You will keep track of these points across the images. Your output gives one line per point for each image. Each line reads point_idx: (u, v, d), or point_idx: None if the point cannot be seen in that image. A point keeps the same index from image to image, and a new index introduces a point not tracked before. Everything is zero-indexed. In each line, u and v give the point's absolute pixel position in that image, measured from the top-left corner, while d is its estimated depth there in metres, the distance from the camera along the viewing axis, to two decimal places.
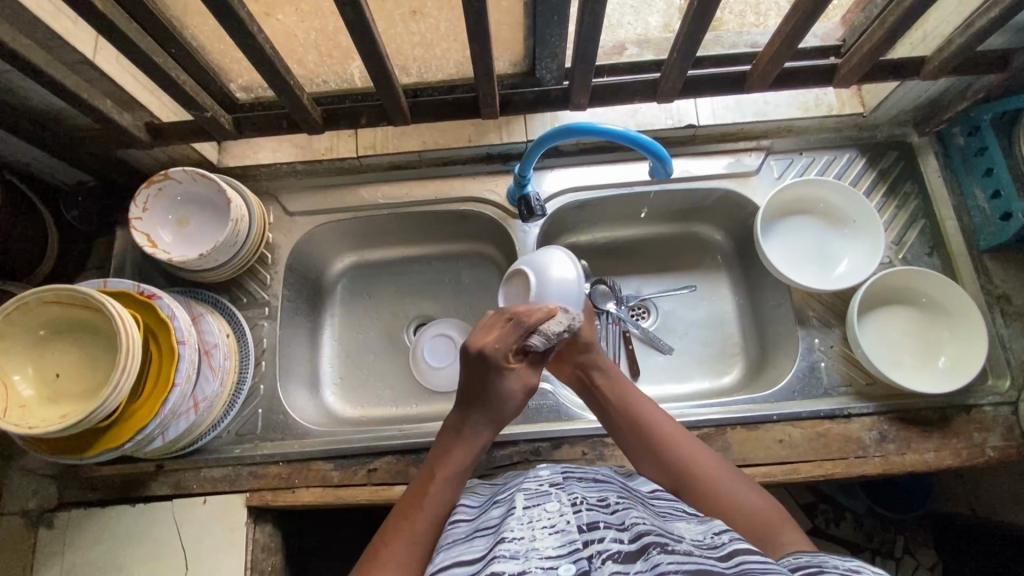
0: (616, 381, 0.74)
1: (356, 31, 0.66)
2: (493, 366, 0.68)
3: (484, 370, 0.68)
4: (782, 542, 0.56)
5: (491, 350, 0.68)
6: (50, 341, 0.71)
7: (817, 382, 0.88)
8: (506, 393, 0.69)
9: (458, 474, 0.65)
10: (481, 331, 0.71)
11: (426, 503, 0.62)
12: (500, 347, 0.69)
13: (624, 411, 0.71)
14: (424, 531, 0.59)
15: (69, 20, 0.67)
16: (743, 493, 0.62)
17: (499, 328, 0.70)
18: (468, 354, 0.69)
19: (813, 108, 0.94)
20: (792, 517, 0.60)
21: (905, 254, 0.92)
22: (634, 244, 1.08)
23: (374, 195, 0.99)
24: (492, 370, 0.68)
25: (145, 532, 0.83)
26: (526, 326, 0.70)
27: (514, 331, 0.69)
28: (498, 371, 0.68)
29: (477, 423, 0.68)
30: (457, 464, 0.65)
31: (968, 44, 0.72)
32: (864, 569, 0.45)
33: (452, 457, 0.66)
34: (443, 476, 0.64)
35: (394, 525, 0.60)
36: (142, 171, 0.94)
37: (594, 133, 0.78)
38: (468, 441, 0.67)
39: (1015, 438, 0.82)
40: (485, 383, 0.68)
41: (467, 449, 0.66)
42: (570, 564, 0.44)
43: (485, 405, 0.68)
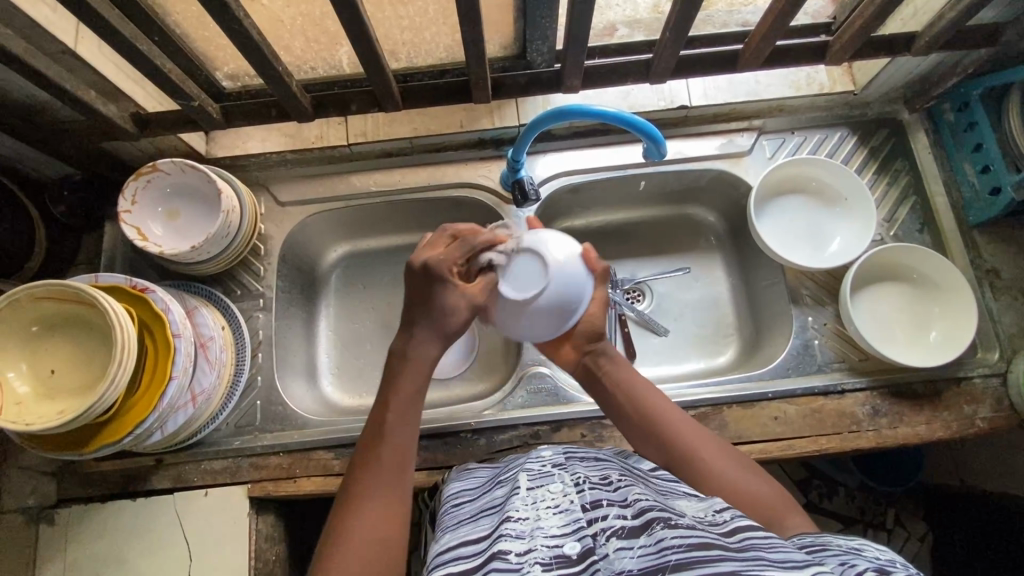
0: (616, 364, 0.73)
1: (345, 15, 0.64)
2: (435, 277, 0.67)
3: (430, 283, 0.67)
4: (789, 524, 0.57)
5: (435, 264, 0.67)
6: (43, 337, 0.71)
7: (811, 359, 0.89)
8: (452, 306, 0.67)
9: (412, 398, 0.65)
10: (424, 249, 0.69)
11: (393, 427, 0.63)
12: (443, 261, 0.67)
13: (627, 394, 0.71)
14: (390, 458, 0.61)
15: (50, 8, 0.66)
16: (745, 477, 0.62)
17: (440, 244, 0.69)
18: (413, 269, 0.68)
19: (804, 87, 0.95)
20: (793, 498, 0.61)
21: (897, 231, 0.93)
22: (627, 228, 1.08)
23: (366, 182, 0.98)
24: (434, 280, 0.67)
25: (147, 525, 0.84)
26: (472, 245, 0.68)
27: (462, 247, 0.68)
28: (444, 287, 0.67)
29: (422, 338, 0.67)
30: (410, 388, 0.66)
31: (959, 18, 0.72)
32: (866, 547, 0.46)
33: (403, 378, 0.66)
34: (400, 404, 0.64)
35: (364, 457, 0.62)
36: (130, 164, 0.93)
37: (587, 115, 0.77)
38: (418, 362, 0.67)
39: (1004, 409, 0.84)
40: (431, 297, 0.67)
41: (419, 368, 0.67)
42: (575, 541, 0.45)
43: (431, 318, 0.67)
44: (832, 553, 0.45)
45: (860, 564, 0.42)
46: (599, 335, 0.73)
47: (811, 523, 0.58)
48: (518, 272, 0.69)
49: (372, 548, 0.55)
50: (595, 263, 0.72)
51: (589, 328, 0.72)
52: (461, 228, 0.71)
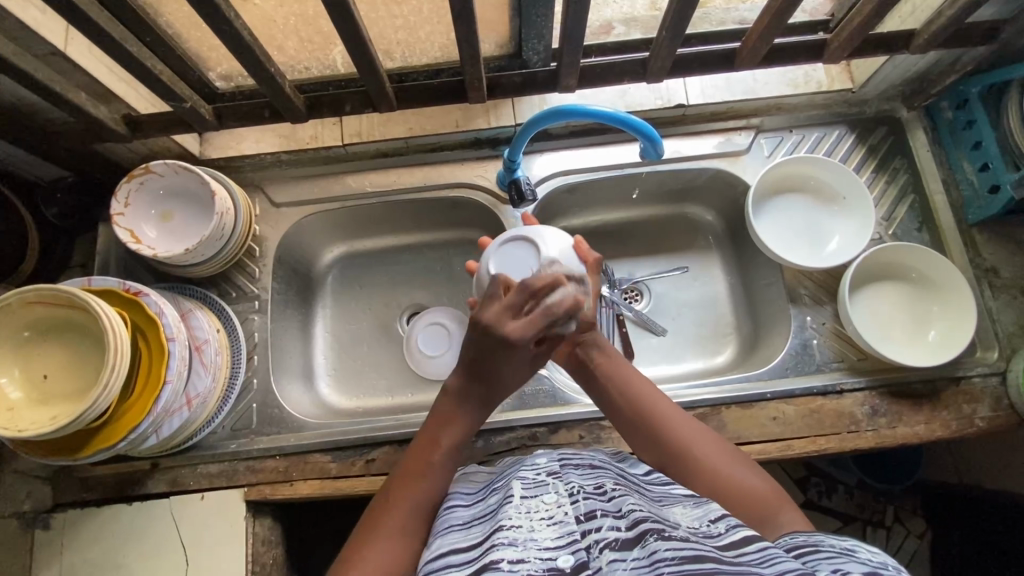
0: (612, 359, 0.73)
1: (338, 16, 0.64)
2: (513, 355, 0.59)
3: (502, 357, 0.60)
4: (778, 520, 0.56)
5: (514, 341, 0.58)
6: (35, 341, 0.70)
7: (810, 359, 0.89)
8: (514, 375, 0.63)
9: (459, 450, 0.63)
10: (493, 310, 0.60)
11: (430, 477, 0.60)
12: (527, 337, 0.58)
13: (619, 388, 0.71)
14: (424, 506, 0.59)
15: (38, 9, 0.65)
16: (737, 474, 0.62)
17: (511, 307, 0.59)
18: (483, 338, 0.59)
19: (802, 85, 0.94)
20: (786, 494, 0.60)
21: (895, 229, 0.92)
22: (625, 227, 1.07)
23: (362, 183, 0.97)
24: (510, 352, 0.59)
25: (143, 529, 0.83)
26: (554, 317, 0.59)
27: (540, 318, 0.59)
28: (517, 360, 0.61)
29: (473, 403, 0.64)
30: (461, 438, 0.63)
31: (958, 15, 0.72)
32: (859, 548, 0.46)
33: (454, 429, 0.63)
34: (440, 459, 0.61)
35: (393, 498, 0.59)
36: (123, 165, 0.92)
37: (583, 115, 0.76)
38: (468, 418, 0.63)
39: (1003, 408, 0.84)
40: (497, 367, 0.62)
41: (471, 422, 0.64)
42: (569, 554, 0.45)
43: (491, 386, 0.63)
44: (826, 554, 0.44)
45: (852, 567, 0.42)
46: (591, 325, 0.73)
47: (807, 521, 0.57)
48: (511, 258, 0.76)
49: None
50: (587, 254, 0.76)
51: (583, 315, 0.72)
52: (540, 286, 0.59)
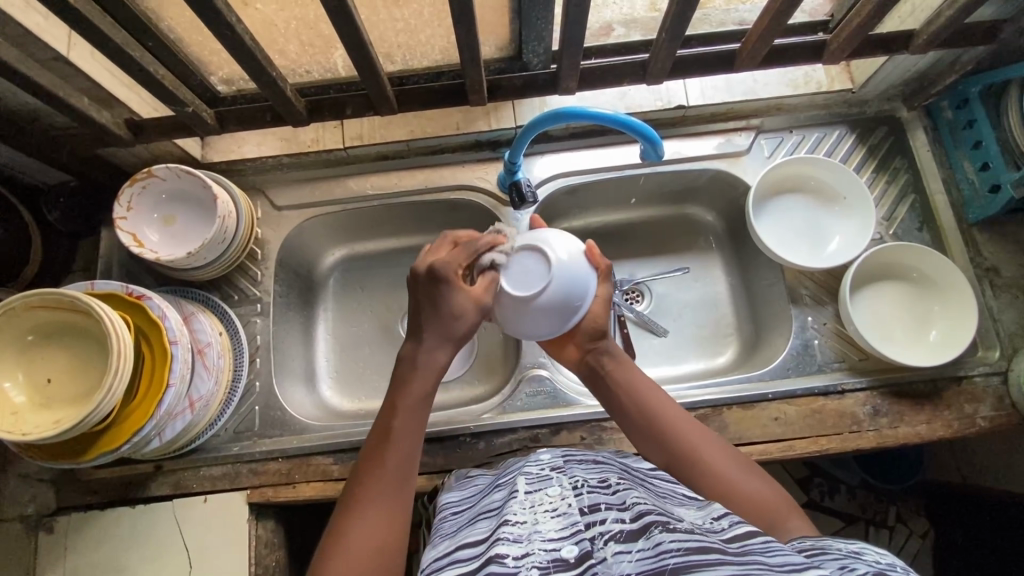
0: (622, 364, 0.72)
1: (339, 20, 0.64)
2: (442, 280, 0.65)
3: (434, 287, 0.65)
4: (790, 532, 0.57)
5: (440, 265, 0.65)
6: (39, 345, 0.70)
7: (811, 359, 0.89)
8: (458, 307, 0.65)
9: (419, 404, 0.63)
10: (427, 254, 0.69)
11: (396, 441, 0.61)
12: (448, 263, 0.66)
13: (630, 396, 0.69)
14: (396, 470, 0.59)
15: (41, 15, 0.65)
16: (747, 480, 0.61)
17: (444, 250, 0.69)
18: (417, 275, 0.67)
19: (802, 86, 0.94)
20: (797, 503, 0.60)
21: (896, 229, 0.92)
22: (626, 228, 1.07)
23: (363, 185, 0.97)
24: (436, 282, 0.65)
25: (146, 532, 0.83)
26: (475, 246, 0.68)
27: (464, 250, 0.68)
28: (449, 286, 0.65)
29: (430, 344, 0.65)
30: (419, 391, 0.64)
31: (957, 16, 0.72)
32: (865, 551, 0.46)
33: (411, 386, 0.64)
34: (405, 420, 0.62)
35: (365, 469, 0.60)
36: (125, 170, 0.93)
37: (583, 117, 0.77)
38: (424, 368, 0.65)
39: (1005, 408, 0.84)
40: (436, 299, 0.65)
41: (428, 375, 0.65)
42: (573, 545, 0.45)
43: (438, 323, 0.65)
44: (832, 557, 0.44)
45: (859, 568, 0.42)
46: (603, 332, 0.73)
47: (813, 530, 0.58)
48: (523, 270, 0.70)
49: (370, 558, 0.54)
50: (599, 260, 0.73)
51: (593, 324, 0.72)
52: (461, 236, 0.70)
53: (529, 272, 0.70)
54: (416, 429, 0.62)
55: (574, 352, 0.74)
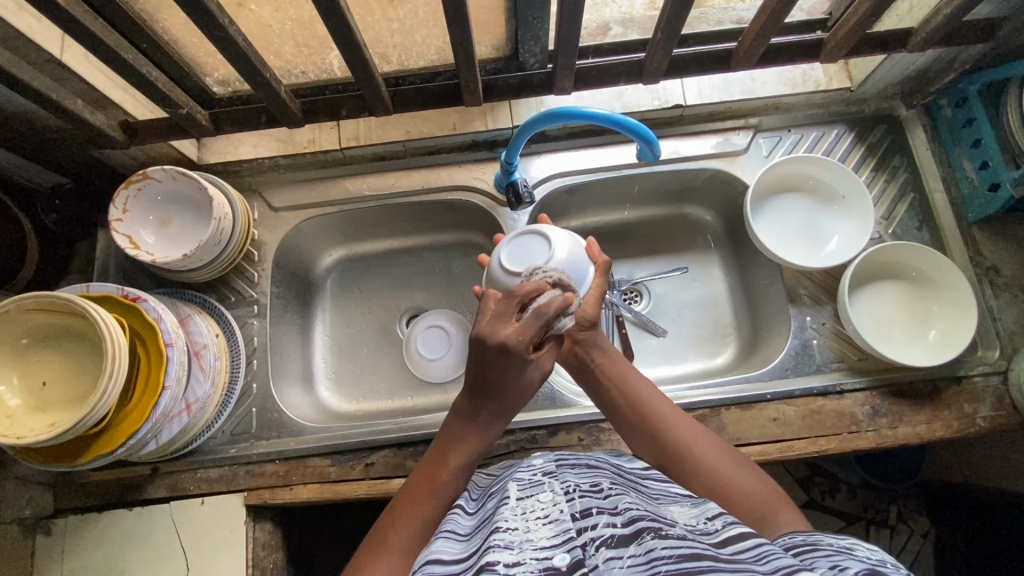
0: (612, 359, 0.73)
1: (332, 21, 0.64)
2: (520, 361, 0.57)
3: (508, 366, 0.57)
4: (776, 520, 0.56)
5: (522, 346, 0.56)
6: (34, 350, 0.70)
7: (810, 359, 0.88)
8: (525, 382, 0.61)
9: (465, 467, 0.61)
10: (499, 319, 0.57)
11: (435, 495, 0.59)
12: (526, 340, 0.56)
13: (623, 391, 0.71)
14: (429, 523, 0.57)
15: (33, 18, 0.65)
16: (741, 477, 0.61)
17: (511, 317, 0.58)
18: (486, 345, 0.57)
19: (799, 84, 0.93)
20: (789, 497, 0.59)
21: (895, 228, 0.92)
22: (624, 228, 1.07)
23: (359, 186, 0.97)
24: (511, 360, 0.57)
25: (144, 535, 0.83)
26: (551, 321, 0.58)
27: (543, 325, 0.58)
28: (524, 365, 0.58)
29: (489, 415, 0.62)
30: (467, 455, 0.62)
31: (955, 14, 0.71)
32: (857, 547, 0.45)
33: (463, 447, 0.61)
34: (448, 477, 0.60)
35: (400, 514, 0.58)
36: (121, 172, 0.92)
37: (579, 117, 0.76)
38: (478, 432, 0.62)
39: (1005, 407, 0.83)
40: (505, 376, 0.59)
41: (479, 443, 0.62)
42: (565, 553, 0.45)
43: (499, 398, 0.61)
44: (823, 552, 0.44)
45: (850, 564, 0.41)
46: (592, 325, 0.73)
47: (806, 521, 0.57)
48: (525, 251, 0.72)
49: None
50: (596, 255, 0.75)
51: (584, 314, 0.70)
52: (527, 292, 0.59)
53: (530, 257, 0.71)
54: (455, 489, 0.61)
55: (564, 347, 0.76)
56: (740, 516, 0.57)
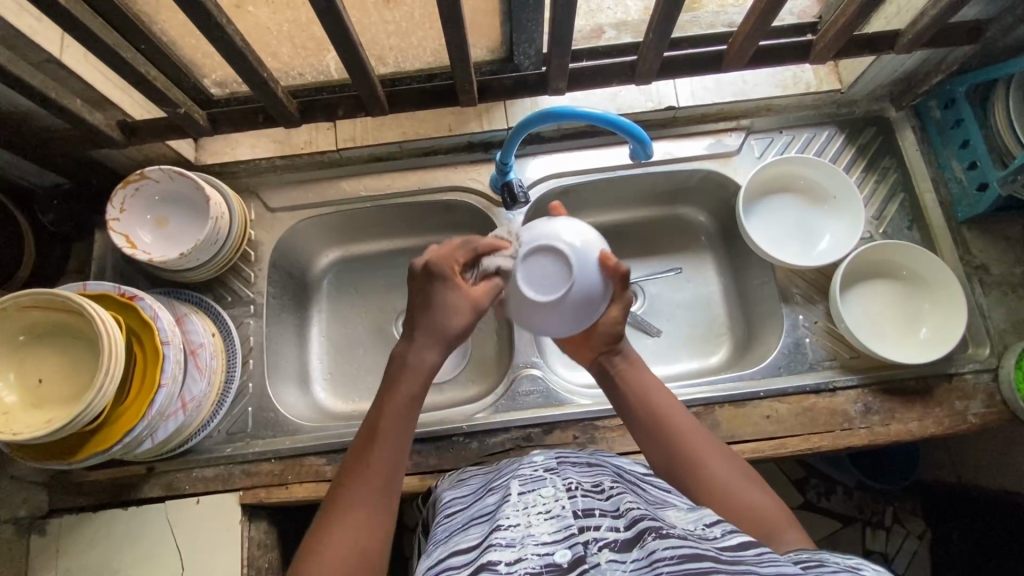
0: (633, 366, 0.71)
1: (328, 22, 0.65)
2: (438, 277, 0.62)
3: (430, 282, 0.62)
4: (785, 540, 0.56)
5: (436, 261, 0.62)
6: (31, 346, 0.71)
7: (802, 357, 0.89)
8: (450, 305, 0.62)
9: (407, 407, 0.61)
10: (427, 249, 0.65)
11: (383, 439, 0.59)
12: (446, 260, 0.63)
13: (636, 393, 0.70)
14: (378, 471, 0.58)
15: (33, 17, 0.66)
16: (749, 491, 0.61)
17: (445, 246, 0.64)
18: (414, 270, 0.63)
19: (791, 86, 0.95)
20: (795, 517, 0.59)
21: (885, 228, 0.93)
22: (618, 229, 1.08)
23: (355, 187, 0.98)
24: (432, 278, 0.62)
25: (139, 534, 0.83)
26: (475, 249, 0.64)
27: (465, 248, 0.64)
28: (448, 284, 0.62)
29: (420, 341, 0.62)
30: (409, 395, 0.61)
31: (940, 16, 0.73)
32: (863, 566, 0.46)
33: (400, 386, 0.61)
34: (396, 410, 0.60)
35: (353, 464, 0.59)
36: (118, 172, 0.93)
37: (572, 117, 0.77)
38: (412, 363, 0.62)
39: (996, 404, 0.84)
40: (431, 297, 0.62)
41: (418, 375, 0.62)
42: (566, 550, 0.46)
43: (431, 321, 0.62)
44: (830, 570, 0.44)
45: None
46: (618, 337, 0.70)
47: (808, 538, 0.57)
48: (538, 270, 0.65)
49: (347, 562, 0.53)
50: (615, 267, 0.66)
51: (608, 328, 0.69)
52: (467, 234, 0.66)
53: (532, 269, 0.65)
54: (403, 431, 0.60)
55: (587, 352, 0.73)
56: (750, 533, 0.57)
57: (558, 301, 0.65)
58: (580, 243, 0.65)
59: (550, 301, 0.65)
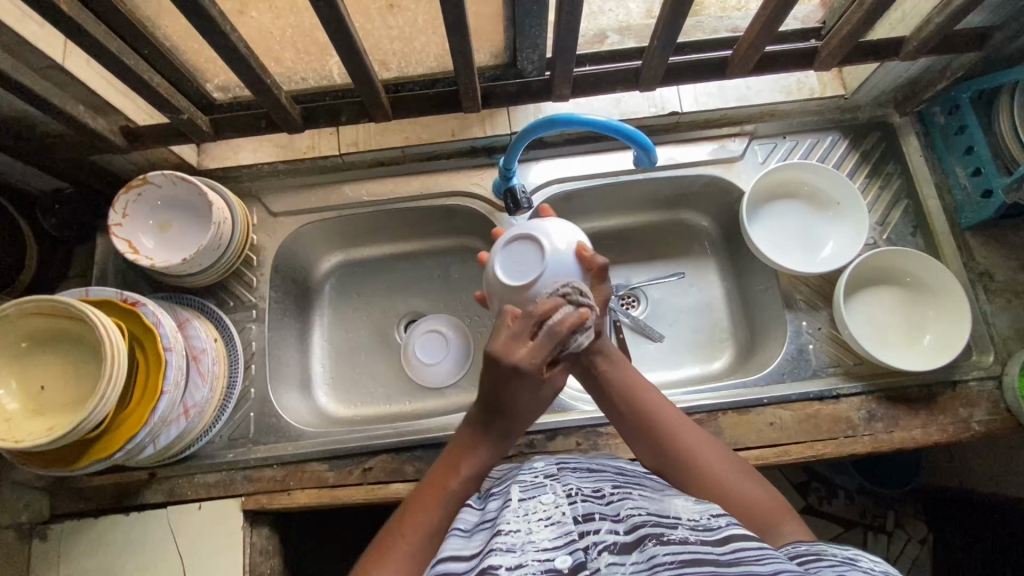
0: (614, 361, 0.70)
1: (332, 28, 0.64)
2: (528, 382, 0.52)
3: (514, 385, 0.52)
4: (784, 532, 0.56)
5: (528, 367, 0.51)
6: (33, 353, 0.70)
7: (806, 364, 0.89)
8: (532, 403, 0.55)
9: (472, 486, 0.57)
10: (507, 334, 0.52)
11: (444, 512, 0.55)
12: (537, 362, 0.51)
13: (620, 390, 0.69)
14: (432, 550, 0.53)
15: (36, 24, 0.65)
16: (742, 485, 0.60)
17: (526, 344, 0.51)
18: (497, 364, 0.51)
19: (795, 92, 0.95)
20: (793, 508, 0.59)
21: (889, 234, 0.93)
22: (621, 234, 1.08)
23: (357, 191, 0.98)
24: (519, 380, 0.52)
25: (141, 540, 0.83)
26: (562, 337, 0.52)
27: (554, 342, 0.51)
28: (535, 386, 0.53)
29: (494, 434, 0.57)
30: (474, 475, 0.57)
31: (945, 23, 0.72)
32: (860, 557, 0.45)
33: (472, 461, 0.57)
34: (461, 485, 0.56)
35: (405, 525, 0.54)
36: (120, 177, 0.93)
37: (576, 123, 0.77)
38: (490, 444, 0.57)
39: (1000, 412, 0.84)
40: (512, 398, 0.54)
41: (487, 459, 0.57)
42: (566, 555, 0.45)
43: (507, 420, 0.56)
44: (828, 563, 0.44)
45: (855, 575, 0.42)
46: (597, 335, 0.68)
47: (810, 532, 0.57)
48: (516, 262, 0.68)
49: None
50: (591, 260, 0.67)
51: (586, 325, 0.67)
52: (545, 309, 0.53)
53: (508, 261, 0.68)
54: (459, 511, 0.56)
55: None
56: (748, 527, 0.57)
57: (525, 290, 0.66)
58: (564, 246, 0.67)
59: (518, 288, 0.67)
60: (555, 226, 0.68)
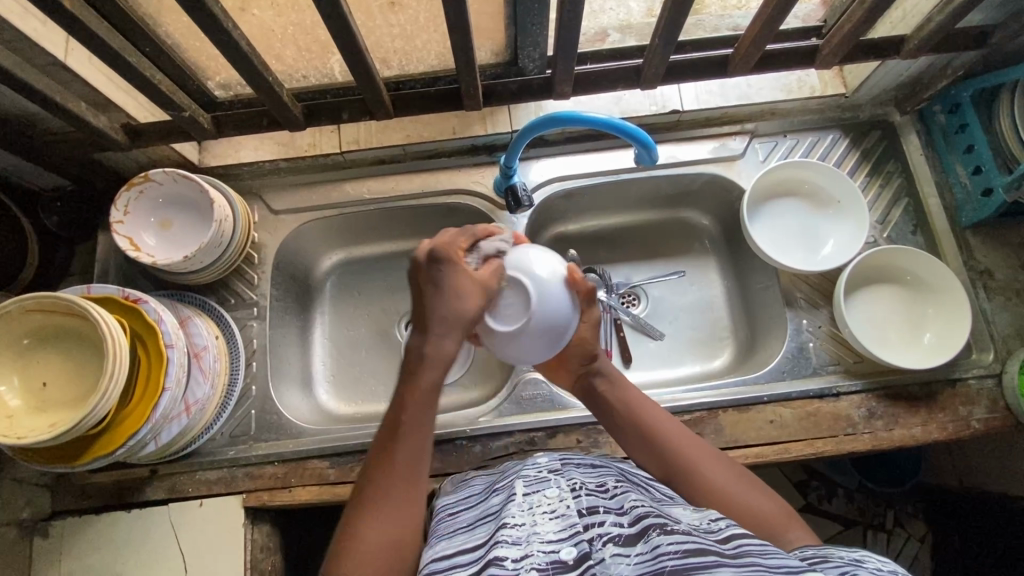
0: (614, 381, 0.71)
1: (334, 26, 0.65)
2: (445, 260, 0.59)
3: (437, 267, 0.59)
4: (791, 539, 0.56)
5: (443, 245, 0.59)
6: (35, 350, 0.71)
7: (806, 362, 0.89)
8: (460, 288, 0.59)
9: (428, 398, 0.58)
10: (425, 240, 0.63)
11: (406, 434, 0.56)
12: (449, 242, 0.61)
13: (622, 406, 0.69)
14: (407, 471, 0.56)
15: (39, 21, 0.66)
16: (749, 494, 0.61)
17: (445, 233, 0.62)
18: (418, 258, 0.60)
19: (796, 90, 0.95)
20: (798, 513, 0.60)
21: (890, 233, 0.93)
22: (622, 232, 1.08)
23: (358, 189, 0.98)
24: (442, 263, 0.59)
25: (142, 536, 0.83)
26: (476, 233, 0.64)
27: (465, 233, 0.63)
28: (453, 267, 0.59)
29: (438, 335, 0.58)
30: (427, 387, 0.58)
31: (946, 21, 0.72)
32: (867, 558, 0.46)
33: (420, 377, 0.58)
34: (417, 404, 0.57)
35: (377, 462, 0.56)
36: (122, 174, 0.93)
37: (578, 121, 0.77)
38: (431, 354, 0.58)
39: (1000, 410, 0.84)
40: (438, 280, 0.58)
41: (439, 367, 0.58)
42: (571, 547, 0.45)
43: (443, 309, 0.58)
44: (835, 564, 0.44)
45: (863, 574, 0.42)
46: (592, 356, 0.71)
47: (815, 538, 0.57)
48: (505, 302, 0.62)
49: (383, 554, 0.52)
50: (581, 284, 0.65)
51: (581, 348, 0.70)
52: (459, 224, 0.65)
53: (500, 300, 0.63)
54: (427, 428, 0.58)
55: (566, 375, 0.73)
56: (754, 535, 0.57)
57: (518, 330, 0.62)
58: (546, 276, 0.63)
59: (509, 331, 0.62)
60: (532, 256, 0.63)
